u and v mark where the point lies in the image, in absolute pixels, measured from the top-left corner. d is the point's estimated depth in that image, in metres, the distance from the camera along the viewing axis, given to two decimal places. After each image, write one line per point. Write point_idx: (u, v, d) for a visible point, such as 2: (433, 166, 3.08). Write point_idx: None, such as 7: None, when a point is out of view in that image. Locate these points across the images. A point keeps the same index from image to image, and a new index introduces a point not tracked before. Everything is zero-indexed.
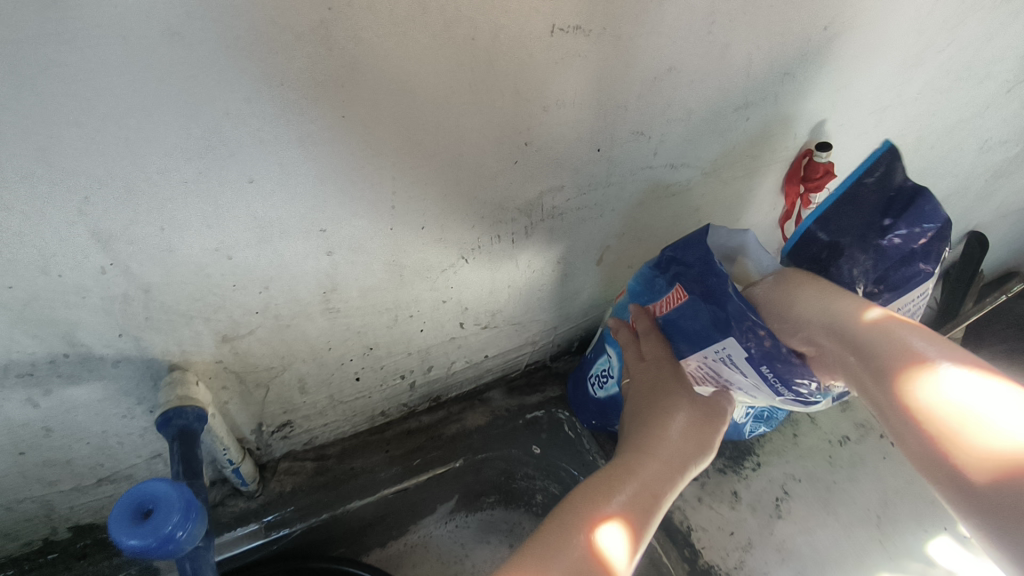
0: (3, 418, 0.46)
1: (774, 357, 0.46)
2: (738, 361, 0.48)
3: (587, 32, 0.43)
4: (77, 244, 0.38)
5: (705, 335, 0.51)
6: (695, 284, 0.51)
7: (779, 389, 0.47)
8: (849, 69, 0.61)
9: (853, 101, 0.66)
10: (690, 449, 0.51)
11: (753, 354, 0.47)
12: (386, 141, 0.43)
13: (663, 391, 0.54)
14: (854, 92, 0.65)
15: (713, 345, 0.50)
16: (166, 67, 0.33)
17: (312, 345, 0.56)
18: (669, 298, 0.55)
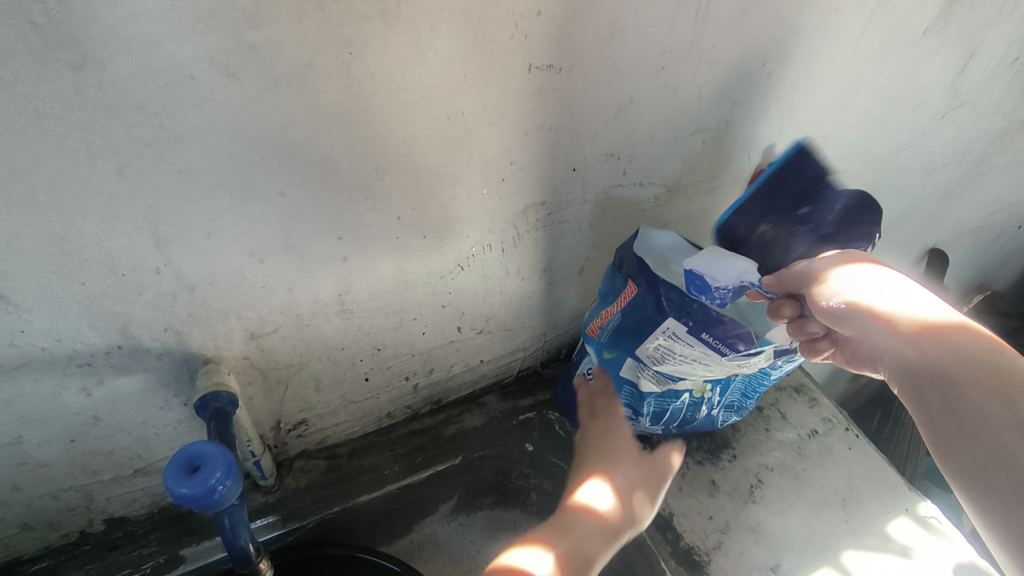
0: (62, 405, 0.52)
1: (709, 324, 0.61)
2: (682, 334, 0.63)
3: (558, 70, 0.53)
4: (139, 246, 0.46)
5: (652, 321, 0.64)
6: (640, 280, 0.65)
7: (722, 348, 0.62)
8: (789, 99, 0.71)
9: (797, 127, 0.76)
10: (644, 477, 0.69)
11: (692, 325, 0.62)
12: (394, 161, 0.52)
13: (615, 442, 0.71)
14: (797, 119, 0.74)
15: (659, 329, 0.64)
16: (222, 100, 0.42)
17: (328, 344, 0.63)
18: (622, 295, 0.67)
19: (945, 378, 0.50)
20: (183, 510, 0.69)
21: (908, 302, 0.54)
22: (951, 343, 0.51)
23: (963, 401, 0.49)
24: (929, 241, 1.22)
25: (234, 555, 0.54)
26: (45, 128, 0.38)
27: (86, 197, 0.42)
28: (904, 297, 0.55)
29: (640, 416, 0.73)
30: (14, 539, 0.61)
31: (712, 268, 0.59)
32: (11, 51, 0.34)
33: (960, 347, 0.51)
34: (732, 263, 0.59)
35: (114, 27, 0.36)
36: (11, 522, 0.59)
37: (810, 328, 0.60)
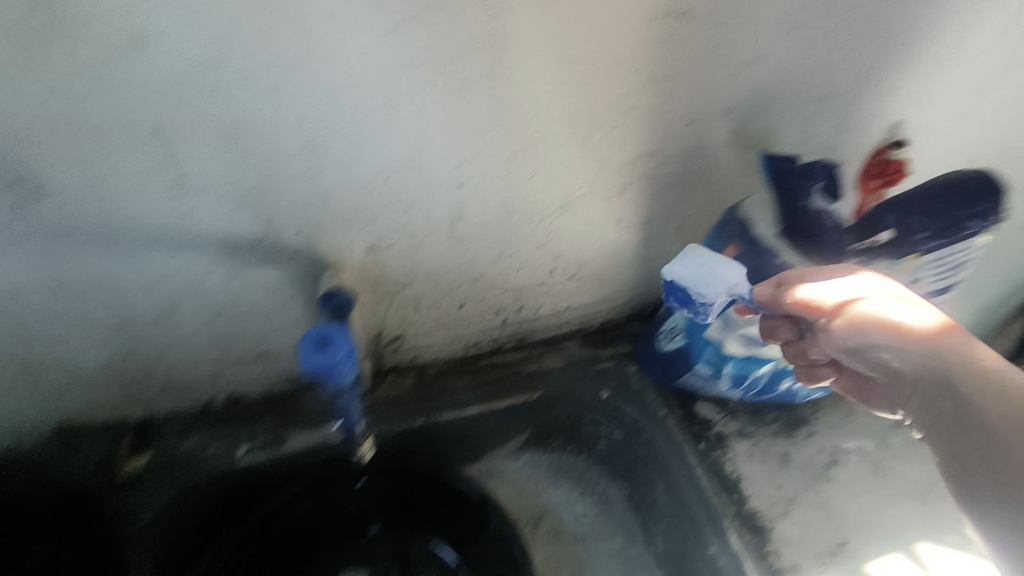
0: (210, 284, 0.60)
1: None
2: None
3: (693, 17, 0.53)
4: (292, 147, 0.51)
5: None
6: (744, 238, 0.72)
7: None
8: (930, 70, 0.66)
9: (934, 101, 0.69)
10: None
11: None
12: (521, 95, 0.54)
13: None
14: (936, 92, 0.68)
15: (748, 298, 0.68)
16: (382, 16, 0.45)
17: (433, 267, 0.67)
18: (723, 253, 0.73)
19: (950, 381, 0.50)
20: (288, 400, 0.77)
21: (890, 300, 0.55)
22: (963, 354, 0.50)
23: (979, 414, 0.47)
24: None
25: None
26: (235, 30, 0.43)
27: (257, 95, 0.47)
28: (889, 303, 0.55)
29: (720, 377, 0.76)
30: (153, 398, 0.71)
31: (697, 279, 0.59)
32: None
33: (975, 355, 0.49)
34: (722, 271, 0.60)
35: None
36: (156, 381, 0.69)
37: (813, 354, 0.62)
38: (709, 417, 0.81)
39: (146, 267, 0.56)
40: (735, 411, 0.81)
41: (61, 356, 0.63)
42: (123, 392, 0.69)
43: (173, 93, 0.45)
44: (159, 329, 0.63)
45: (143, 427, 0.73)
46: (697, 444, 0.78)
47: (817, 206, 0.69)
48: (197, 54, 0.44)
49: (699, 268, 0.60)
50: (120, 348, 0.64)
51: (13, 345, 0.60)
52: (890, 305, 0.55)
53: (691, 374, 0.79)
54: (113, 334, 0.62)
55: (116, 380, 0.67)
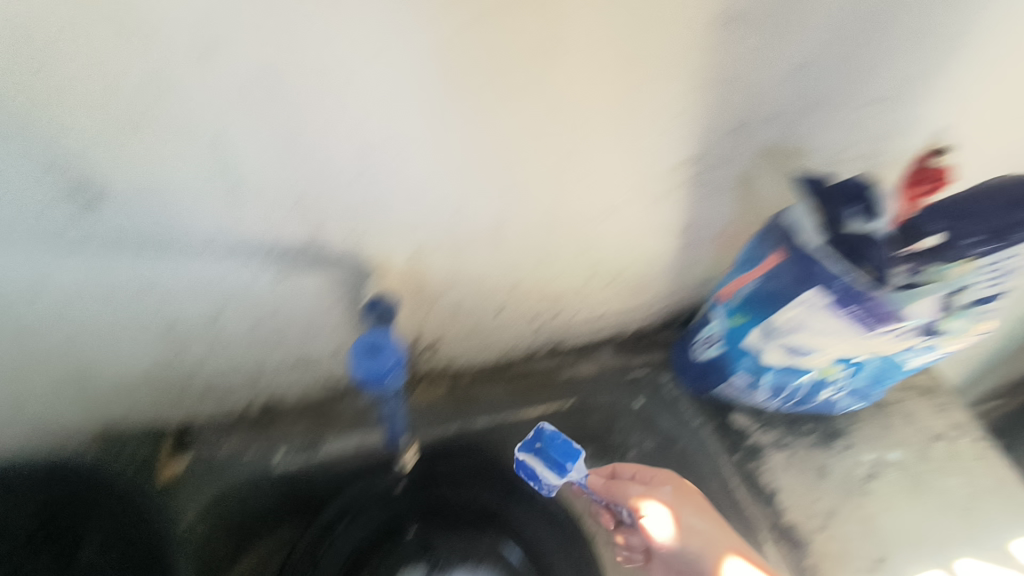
0: (256, 290, 0.61)
1: (855, 299, 0.58)
2: (820, 308, 0.61)
3: (746, 26, 0.52)
4: (343, 158, 0.52)
5: (788, 292, 0.63)
6: (791, 251, 0.62)
7: (866, 324, 0.60)
8: (975, 65, 0.63)
9: (962, 94, 0.66)
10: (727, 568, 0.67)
11: (838, 298, 0.59)
12: (568, 101, 0.53)
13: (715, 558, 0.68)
14: (965, 87, 0.65)
15: (797, 301, 0.62)
16: (443, 39, 0.45)
17: (474, 273, 0.68)
18: (767, 262, 0.64)
19: None
20: (325, 406, 0.77)
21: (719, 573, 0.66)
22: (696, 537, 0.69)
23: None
24: None
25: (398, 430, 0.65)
26: (304, 32, 0.43)
27: (315, 108, 0.48)
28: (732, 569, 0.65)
29: (755, 387, 0.75)
30: (197, 401, 0.72)
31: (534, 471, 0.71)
32: None
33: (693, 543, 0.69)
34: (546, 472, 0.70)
35: None
36: (200, 385, 0.70)
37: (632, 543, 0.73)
38: (745, 427, 0.80)
39: (197, 269, 0.57)
40: (771, 421, 0.80)
41: (108, 360, 0.63)
42: (168, 394, 0.70)
43: (235, 100, 0.45)
44: (205, 334, 0.64)
45: (182, 431, 0.74)
46: (731, 455, 0.78)
47: (854, 230, 0.56)
48: (257, 60, 0.43)
49: (535, 471, 0.71)
50: (166, 351, 0.64)
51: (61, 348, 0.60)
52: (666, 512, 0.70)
53: (727, 383, 0.77)
54: (161, 338, 0.63)
55: (161, 382, 0.68)
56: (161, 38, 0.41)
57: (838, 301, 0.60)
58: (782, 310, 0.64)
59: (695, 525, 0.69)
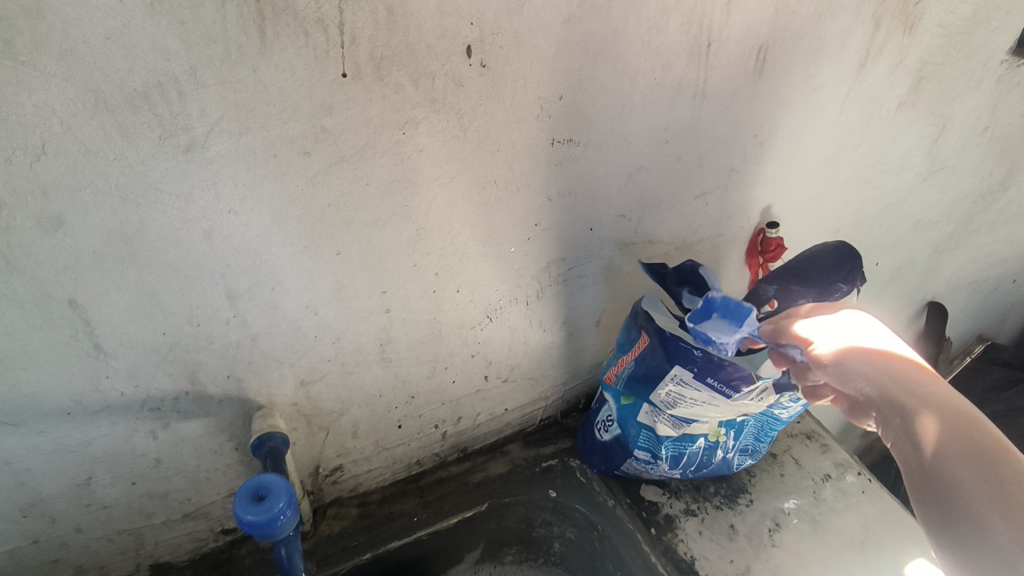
0: (130, 447, 0.57)
1: (712, 369, 0.66)
2: (688, 380, 0.67)
3: (577, 142, 0.61)
4: (215, 301, 0.52)
5: (661, 369, 0.69)
6: (653, 333, 0.70)
7: (727, 389, 0.66)
8: (771, 156, 0.76)
9: (771, 180, 0.79)
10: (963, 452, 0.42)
11: (697, 371, 0.66)
12: (433, 224, 0.59)
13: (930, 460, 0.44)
14: (770, 174, 0.79)
15: (667, 377, 0.68)
16: (302, 182, 0.50)
17: (367, 391, 0.68)
18: (638, 344, 0.73)
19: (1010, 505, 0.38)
20: (222, 557, 0.71)
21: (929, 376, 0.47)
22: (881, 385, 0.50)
23: (971, 505, 0.40)
24: (928, 295, 1.23)
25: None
26: (154, 198, 0.45)
27: (180, 260, 0.49)
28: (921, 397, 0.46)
29: (659, 459, 0.77)
30: None
31: (716, 331, 0.60)
32: (139, 136, 0.42)
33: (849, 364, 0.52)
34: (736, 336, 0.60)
35: (218, 119, 0.44)
36: (70, 563, 0.63)
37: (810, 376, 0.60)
38: (655, 500, 0.82)
39: (60, 439, 0.53)
40: (678, 491, 0.83)
41: None
42: None
43: (89, 269, 0.46)
44: (73, 504, 0.58)
45: None
46: (648, 529, 0.78)
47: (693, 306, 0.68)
48: (113, 226, 0.45)
49: (713, 329, 0.60)
50: (26, 532, 0.58)
51: None
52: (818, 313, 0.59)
53: (630, 460, 0.79)
54: (19, 519, 0.57)
55: (22, 569, 0.61)
56: (10, 214, 0.41)
57: (700, 372, 0.66)
58: (657, 390, 0.70)
59: (855, 368, 0.50)
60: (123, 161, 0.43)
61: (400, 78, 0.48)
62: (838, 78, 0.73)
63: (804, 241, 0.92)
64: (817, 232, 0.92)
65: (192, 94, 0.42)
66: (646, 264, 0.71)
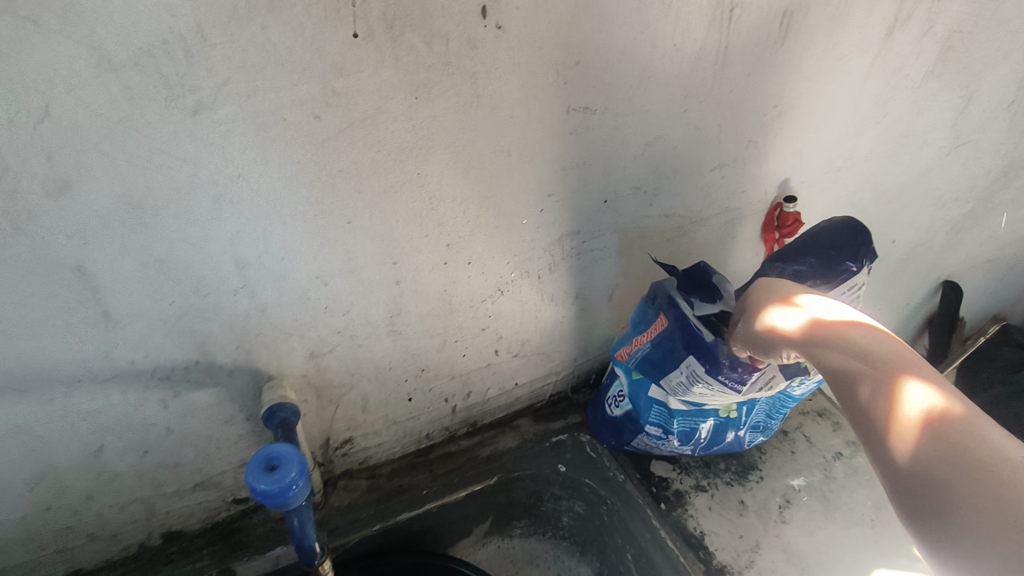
0: (140, 416, 0.57)
1: (724, 366, 0.64)
2: (699, 374, 0.66)
3: (593, 111, 0.59)
4: (223, 270, 0.51)
5: (676, 355, 0.69)
6: (671, 317, 0.70)
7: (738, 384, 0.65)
8: (791, 128, 0.74)
9: (789, 152, 0.77)
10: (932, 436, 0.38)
11: (709, 366, 0.65)
12: (445, 194, 0.57)
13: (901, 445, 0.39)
14: (789, 146, 0.76)
15: (680, 367, 0.68)
16: (312, 147, 0.48)
17: (377, 364, 0.67)
18: (654, 326, 0.72)
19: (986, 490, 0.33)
20: (234, 526, 0.72)
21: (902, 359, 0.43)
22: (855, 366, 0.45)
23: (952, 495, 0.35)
24: (943, 274, 1.21)
25: (303, 554, 0.59)
26: (159, 162, 0.44)
27: (187, 227, 0.48)
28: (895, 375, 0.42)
29: (670, 434, 0.76)
30: (80, 549, 0.65)
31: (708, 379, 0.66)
32: (144, 97, 0.41)
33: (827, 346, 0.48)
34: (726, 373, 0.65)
35: (225, 79, 0.42)
36: (82, 531, 0.63)
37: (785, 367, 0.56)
38: (665, 476, 0.82)
39: (69, 408, 0.53)
40: (689, 466, 0.83)
41: None
42: (43, 548, 0.62)
43: (96, 235, 0.45)
44: (84, 473, 0.58)
45: None
46: (658, 504, 0.78)
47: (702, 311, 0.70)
48: (118, 190, 0.44)
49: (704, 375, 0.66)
50: (38, 500, 0.58)
51: None
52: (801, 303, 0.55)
53: (641, 435, 0.79)
54: (31, 487, 0.57)
55: (35, 536, 0.61)
56: (13, 176, 0.40)
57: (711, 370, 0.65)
58: (668, 377, 0.70)
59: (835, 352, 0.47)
60: (128, 123, 0.42)
61: (413, 39, 0.46)
62: (863, 47, 0.70)
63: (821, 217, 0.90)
64: (834, 208, 0.90)
65: (198, 53, 0.41)
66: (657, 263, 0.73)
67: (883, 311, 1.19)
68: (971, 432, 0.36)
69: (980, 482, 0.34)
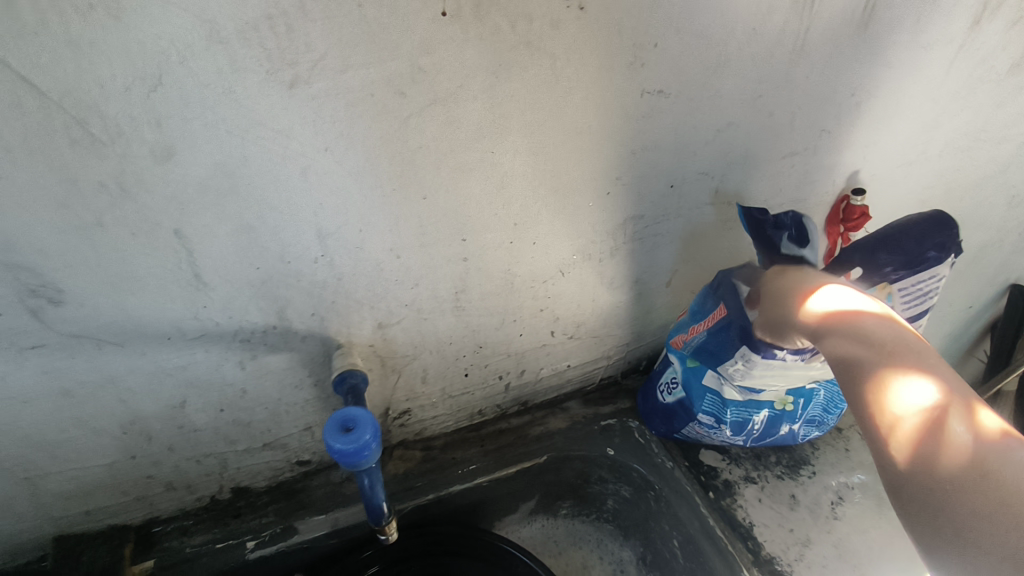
0: (221, 375, 0.60)
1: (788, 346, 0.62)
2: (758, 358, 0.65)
3: (667, 94, 0.59)
4: (305, 239, 0.54)
5: (731, 346, 0.67)
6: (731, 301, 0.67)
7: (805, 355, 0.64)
8: (866, 119, 0.72)
9: (862, 143, 0.75)
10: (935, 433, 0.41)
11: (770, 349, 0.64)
12: (516, 173, 0.58)
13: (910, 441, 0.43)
14: (863, 137, 0.74)
15: (738, 354, 0.67)
16: (395, 123, 0.50)
17: (439, 338, 0.69)
18: (714, 313, 0.70)
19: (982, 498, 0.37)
20: (297, 486, 0.76)
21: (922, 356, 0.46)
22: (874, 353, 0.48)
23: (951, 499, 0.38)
24: (1012, 278, 1.16)
25: (370, 512, 0.62)
26: (256, 132, 0.46)
27: (276, 196, 0.50)
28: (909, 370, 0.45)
29: (723, 424, 0.76)
30: (158, 498, 0.69)
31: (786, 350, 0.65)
32: (248, 70, 0.43)
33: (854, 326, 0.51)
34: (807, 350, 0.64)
35: (321, 54, 0.44)
36: (161, 480, 0.67)
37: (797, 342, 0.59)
38: (714, 465, 0.82)
39: (160, 363, 0.57)
40: (739, 457, 0.82)
41: (62, 464, 0.61)
42: (126, 494, 0.67)
43: (194, 199, 0.48)
44: (167, 426, 0.62)
45: (145, 530, 0.71)
46: (707, 493, 0.79)
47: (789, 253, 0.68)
48: (217, 158, 0.46)
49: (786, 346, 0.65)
50: (125, 449, 0.62)
51: (15, 457, 0.58)
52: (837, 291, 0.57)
53: (693, 423, 0.79)
54: (120, 436, 0.61)
55: (120, 483, 0.65)
56: (127, 141, 0.43)
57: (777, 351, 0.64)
58: (725, 365, 0.69)
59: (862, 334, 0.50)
60: (231, 95, 0.44)
61: (498, 19, 0.47)
62: (948, 36, 0.68)
63: (889, 212, 0.87)
64: (904, 203, 0.87)
65: (299, 29, 0.42)
66: (743, 207, 0.70)
67: (945, 314, 1.16)
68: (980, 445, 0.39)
69: (977, 491, 0.37)
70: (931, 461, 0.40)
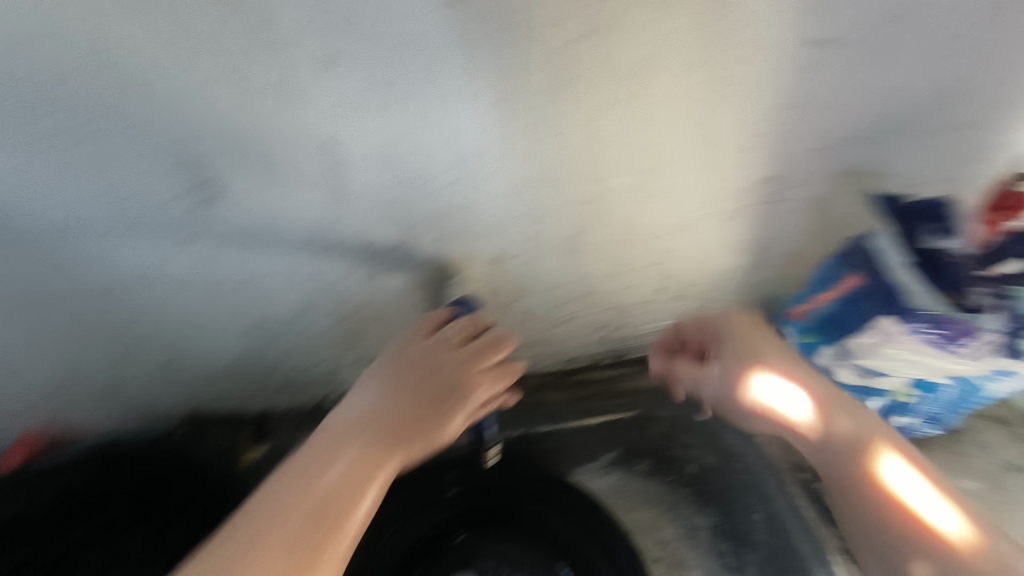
0: (346, 287, 0.64)
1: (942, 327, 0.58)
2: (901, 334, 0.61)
3: (836, 45, 0.54)
4: (442, 161, 0.55)
5: (865, 320, 0.63)
6: (867, 273, 0.62)
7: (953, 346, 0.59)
8: None
9: None
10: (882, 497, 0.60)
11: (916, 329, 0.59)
12: (657, 116, 0.56)
13: (867, 487, 0.61)
14: None
15: (874, 329, 0.63)
16: (547, 53, 0.48)
17: (550, 279, 0.70)
18: (839, 284, 0.66)
19: (908, 543, 0.58)
20: None
21: (904, 465, 0.60)
22: (843, 426, 0.63)
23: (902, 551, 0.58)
24: None
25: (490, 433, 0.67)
26: (413, 51, 0.46)
27: (423, 116, 0.51)
28: (892, 463, 0.61)
29: None
30: (275, 395, 0.76)
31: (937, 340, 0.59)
32: None
33: (836, 424, 0.63)
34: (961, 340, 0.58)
35: None
36: (280, 379, 0.73)
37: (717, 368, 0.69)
38: None
39: (295, 268, 0.60)
40: None
41: (202, 349, 0.67)
42: (249, 387, 0.74)
43: (348, 113, 0.49)
44: (293, 328, 0.67)
45: (261, 422, 0.79)
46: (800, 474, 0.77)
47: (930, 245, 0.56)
48: (373, 75, 0.47)
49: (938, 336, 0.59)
50: (254, 344, 0.68)
51: (164, 337, 0.65)
52: (771, 392, 0.65)
53: None
54: (251, 332, 0.66)
55: (246, 375, 0.72)
56: (293, 52, 0.44)
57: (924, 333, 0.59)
58: (856, 336, 0.65)
59: (840, 432, 0.63)
60: (394, 10, 0.43)
61: None
62: None
63: None
64: None
65: None
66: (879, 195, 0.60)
67: None
68: (943, 536, 0.56)
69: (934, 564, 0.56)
70: (891, 528, 0.59)
